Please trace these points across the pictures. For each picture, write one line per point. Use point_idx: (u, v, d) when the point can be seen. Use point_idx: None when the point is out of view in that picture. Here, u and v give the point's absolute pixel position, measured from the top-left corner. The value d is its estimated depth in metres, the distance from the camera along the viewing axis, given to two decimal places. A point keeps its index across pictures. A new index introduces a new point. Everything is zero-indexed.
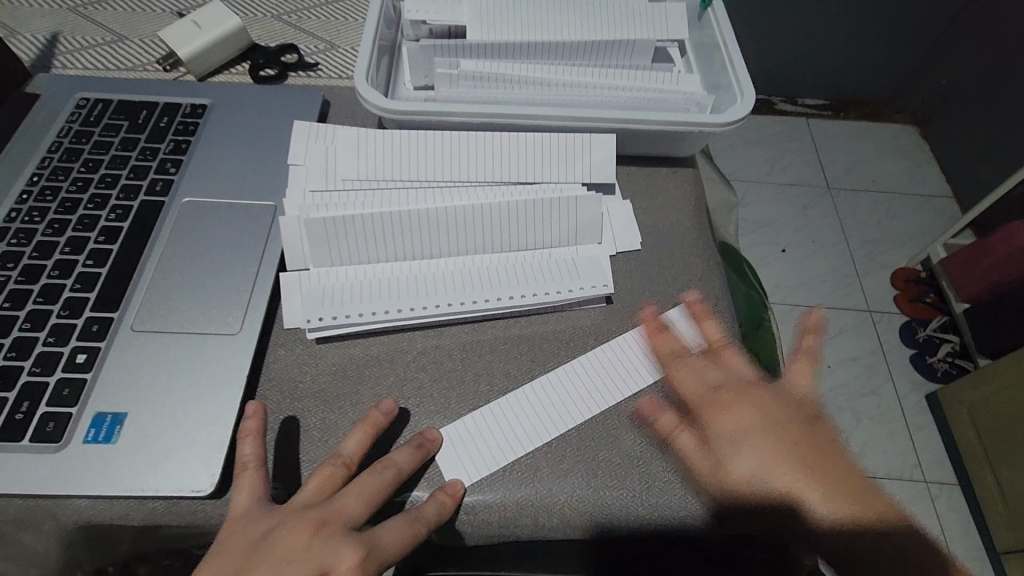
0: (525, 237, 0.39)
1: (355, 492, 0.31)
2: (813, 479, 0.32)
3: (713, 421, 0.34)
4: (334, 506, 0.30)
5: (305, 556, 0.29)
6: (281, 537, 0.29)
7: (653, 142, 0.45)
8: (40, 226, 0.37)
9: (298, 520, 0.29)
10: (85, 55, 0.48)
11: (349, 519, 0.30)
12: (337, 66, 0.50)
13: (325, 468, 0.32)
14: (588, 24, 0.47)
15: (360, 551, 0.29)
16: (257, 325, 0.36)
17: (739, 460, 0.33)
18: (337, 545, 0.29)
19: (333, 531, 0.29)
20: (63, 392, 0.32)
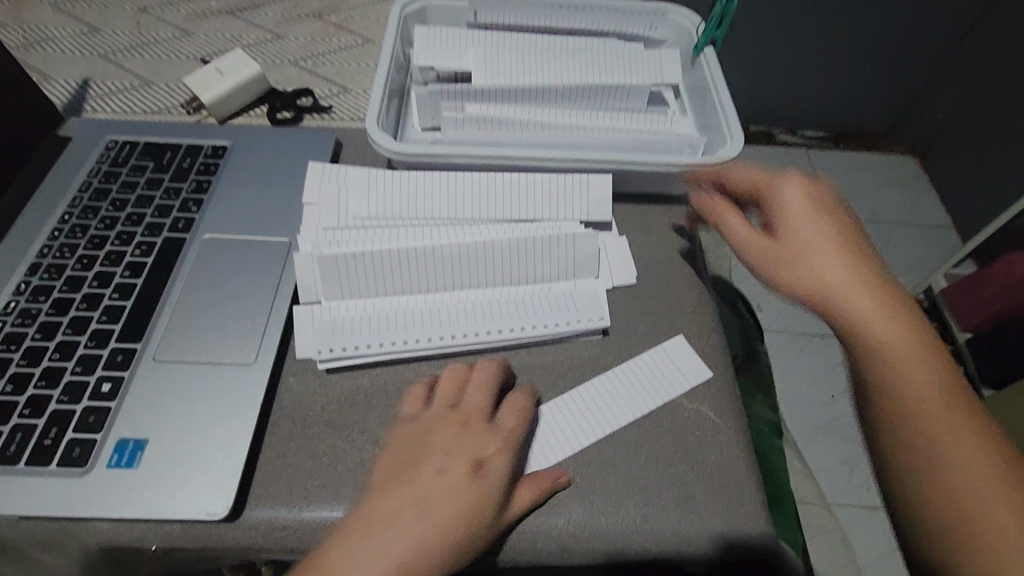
0: (526, 271, 0.42)
1: (477, 389, 0.36)
2: (878, 305, 0.32)
3: (875, 292, 0.33)
4: (466, 407, 0.36)
5: (461, 447, 0.34)
6: (431, 435, 0.35)
7: (648, 181, 0.47)
8: (70, 262, 0.40)
9: (457, 421, 0.35)
10: (114, 100, 0.52)
11: (480, 411, 0.35)
12: (349, 109, 0.53)
13: (448, 377, 0.37)
14: (586, 70, 0.50)
15: (500, 445, 0.34)
16: (271, 355, 0.38)
17: (860, 303, 0.33)
18: (482, 440, 0.34)
19: (474, 425, 0.35)
20: (88, 419, 0.34)
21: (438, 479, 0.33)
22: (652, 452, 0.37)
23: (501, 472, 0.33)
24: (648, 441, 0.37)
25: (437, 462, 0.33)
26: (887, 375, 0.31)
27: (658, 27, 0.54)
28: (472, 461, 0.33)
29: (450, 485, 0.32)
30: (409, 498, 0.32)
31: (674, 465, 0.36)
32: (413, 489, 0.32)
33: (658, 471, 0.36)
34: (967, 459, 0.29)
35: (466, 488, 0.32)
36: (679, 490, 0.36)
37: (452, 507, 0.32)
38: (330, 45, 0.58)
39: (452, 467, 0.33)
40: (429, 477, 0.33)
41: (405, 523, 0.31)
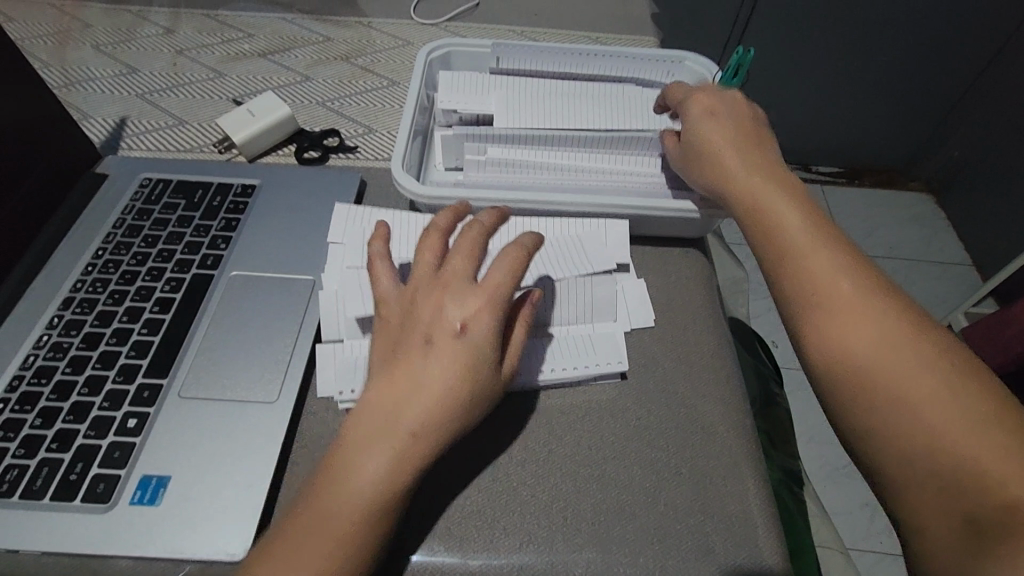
0: (557, 313, 0.42)
1: (459, 254, 0.37)
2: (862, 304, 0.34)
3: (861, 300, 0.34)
4: (450, 271, 0.36)
5: (446, 312, 0.34)
6: (418, 299, 0.35)
7: (665, 225, 0.48)
8: (102, 296, 0.41)
9: (441, 287, 0.35)
10: (149, 138, 0.54)
11: (463, 274, 0.36)
12: (374, 148, 0.54)
13: (430, 237, 0.38)
14: (605, 114, 0.51)
15: (484, 298, 0.34)
16: (293, 393, 0.38)
17: (742, 163, 0.41)
18: (466, 299, 0.34)
19: (457, 286, 0.35)
20: (114, 455, 0.34)
21: (429, 349, 0.33)
22: (670, 501, 0.37)
23: (485, 323, 0.34)
24: (667, 488, 0.37)
25: (432, 339, 0.33)
26: (847, 371, 0.33)
27: (674, 73, 0.55)
28: (455, 327, 0.33)
29: (438, 349, 0.33)
30: (406, 363, 0.33)
31: (694, 514, 0.36)
32: (409, 365, 0.33)
33: (677, 520, 0.36)
34: (851, 320, 0.33)
35: (457, 351, 0.33)
36: (698, 541, 0.35)
37: (450, 373, 0.32)
38: (357, 86, 0.60)
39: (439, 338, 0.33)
40: (420, 349, 0.33)
41: (410, 394, 0.32)
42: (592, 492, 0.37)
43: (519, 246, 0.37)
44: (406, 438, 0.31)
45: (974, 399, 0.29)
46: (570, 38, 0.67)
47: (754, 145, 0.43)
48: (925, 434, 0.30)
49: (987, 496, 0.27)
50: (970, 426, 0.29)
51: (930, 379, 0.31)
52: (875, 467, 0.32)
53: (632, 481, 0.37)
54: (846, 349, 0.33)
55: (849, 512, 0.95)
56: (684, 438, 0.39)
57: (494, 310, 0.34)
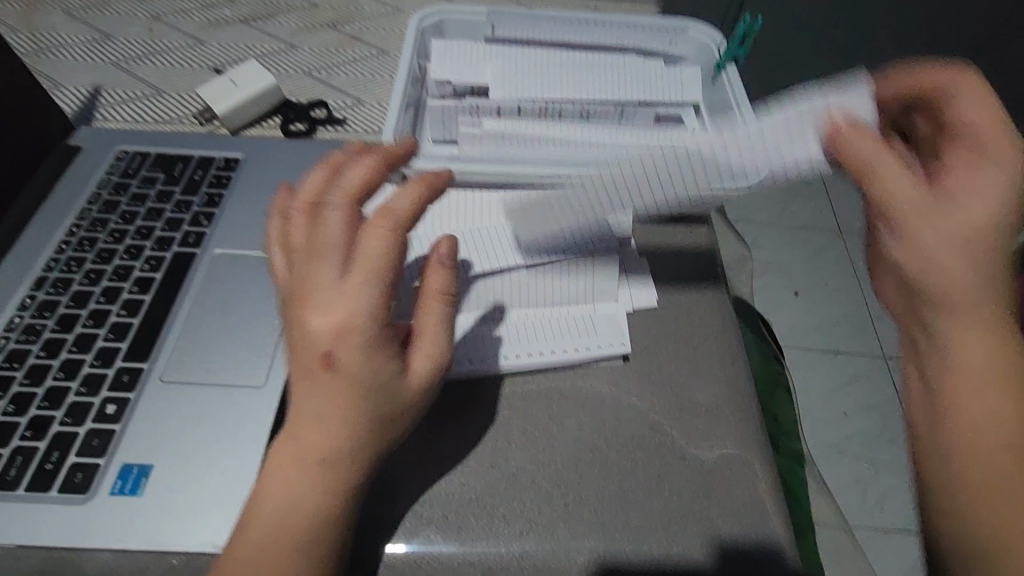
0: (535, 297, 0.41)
1: (316, 251, 0.29)
2: (975, 327, 0.29)
3: (965, 325, 0.29)
4: (311, 274, 0.29)
5: (311, 334, 0.29)
6: (291, 312, 0.30)
7: (669, 202, 0.46)
8: (77, 276, 0.39)
9: (301, 299, 0.29)
10: (125, 109, 0.51)
11: (325, 278, 0.29)
12: (364, 121, 0.52)
13: (300, 224, 0.31)
14: (604, 86, 0.49)
15: (345, 311, 0.28)
16: (281, 376, 0.36)
17: (908, 188, 0.29)
18: (327, 315, 0.28)
19: (317, 298, 0.29)
20: (92, 443, 0.32)
21: (308, 373, 0.29)
22: (675, 485, 0.36)
23: (352, 340, 0.28)
24: (672, 473, 0.36)
25: (307, 364, 0.29)
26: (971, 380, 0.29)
27: (679, 43, 0.52)
28: (321, 353, 0.28)
29: (315, 378, 0.29)
30: (298, 385, 0.29)
31: (699, 499, 0.35)
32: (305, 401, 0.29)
33: (682, 505, 0.35)
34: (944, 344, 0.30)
35: (331, 380, 0.28)
36: (703, 525, 0.34)
37: (332, 401, 0.28)
38: (344, 55, 0.57)
39: (313, 362, 0.29)
40: (302, 375, 0.29)
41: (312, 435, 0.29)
42: (594, 474, 0.36)
43: (381, 225, 0.29)
44: (312, 470, 0.29)
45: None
46: (566, 5, 0.64)
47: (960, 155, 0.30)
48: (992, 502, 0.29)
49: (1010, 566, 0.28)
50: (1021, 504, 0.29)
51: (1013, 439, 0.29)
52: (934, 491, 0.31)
53: (634, 465, 0.36)
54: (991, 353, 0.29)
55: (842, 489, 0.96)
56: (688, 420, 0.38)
57: (361, 319, 0.28)
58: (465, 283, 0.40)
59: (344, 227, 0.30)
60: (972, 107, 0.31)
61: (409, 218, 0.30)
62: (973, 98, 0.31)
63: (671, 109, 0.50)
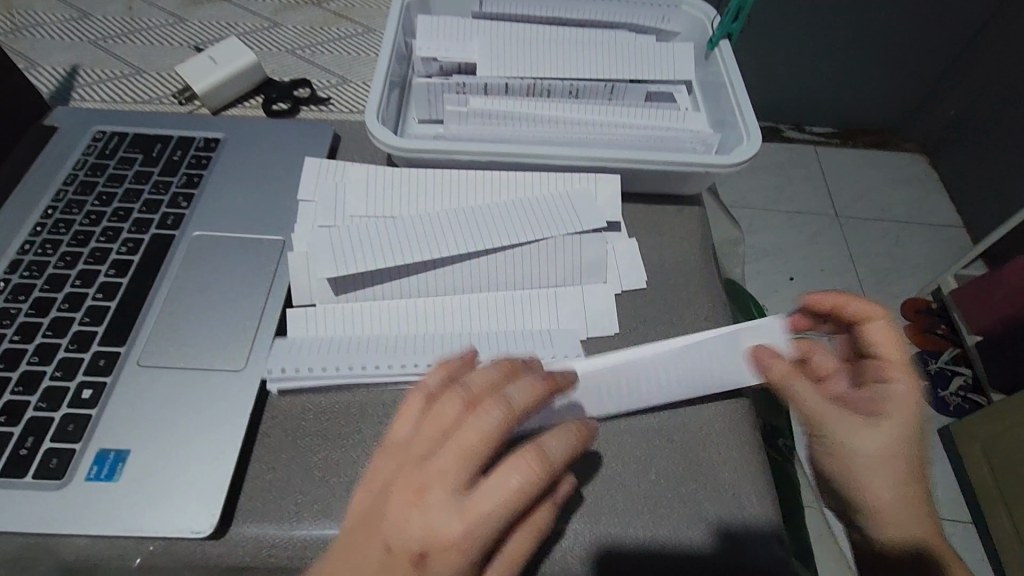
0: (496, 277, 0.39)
1: (473, 435, 0.26)
2: (857, 422, 0.34)
3: (845, 430, 0.34)
4: (438, 465, 0.26)
5: (409, 526, 0.25)
6: (394, 489, 0.26)
7: (660, 181, 0.45)
8: (53, 259, 0.38)
9: (417, 478, 0.26)
10: (103, 88, 0.49)
11: (456, 482, 0.26)
12: (349, 100, 0.51)
13: (451, 401, 0.28)
14: (595, 63, 0.48)
15: (461, 521, 0.25)
16: (262, 360, 0.36)
17: (820, 405, 0.34)
18: (438, 514, 0.25)
19: (439, 494, 0.25)
20: (67, 428, 0.32)
21: (383, 569, 0.25)
22: (662, 468, 0.35)
23: (455, 557, 0.25)
24: (658, 456, 0.35)
25: (382, 552, 0.25)
26: (893, 426, 0.34)
27: (671, 19, 0.51)
28: (421, 544, 0.25)
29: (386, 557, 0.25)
30: (355, 569, 0.25)
31: (685, 483, 0.35)
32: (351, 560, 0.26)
33: (668, 488, 0.34)
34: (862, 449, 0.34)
35: None
36: (689, 508, 0.34)
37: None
38: (329, 33, 0.56)
39: (394, 551, 0.25)
40: (367, 558, 0.25)
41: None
42: (580, 458, 0.35)
43: (535, 458, 0.26)
44: None
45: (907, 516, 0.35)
46: None
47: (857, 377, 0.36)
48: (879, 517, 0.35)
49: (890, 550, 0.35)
50: (904, 516, 0.35)
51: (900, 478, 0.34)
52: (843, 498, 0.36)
53: (620, 449, 0.36)
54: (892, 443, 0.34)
55: None
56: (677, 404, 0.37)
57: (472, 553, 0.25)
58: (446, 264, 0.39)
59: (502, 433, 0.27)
60: (879, 331, 0.35)
61: (558, 462, 0.27)
62: (873, 328, 0.35)
63: (662, 87, 0.49)
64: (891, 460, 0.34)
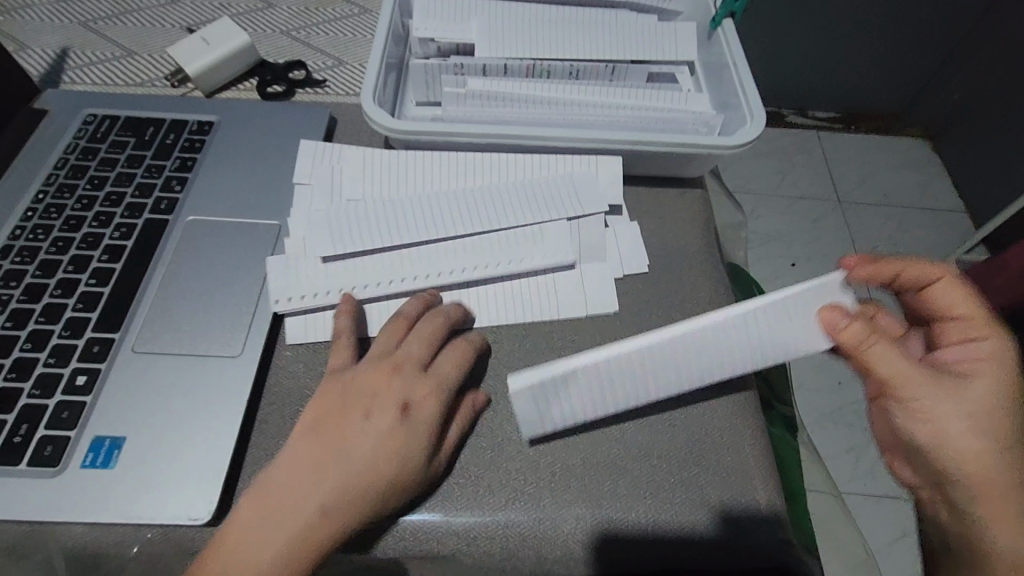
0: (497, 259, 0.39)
1: (418, 338, 0.34)
2: (931, 384, 0.32)
3: (922, 386, 0.32)
4: (403, 352, 0.34)
5: (386, 392, 0.32)
6: (360, 389, 0.33)
7: (662, 164, 0.44)
8: (45, 244, 0.37)
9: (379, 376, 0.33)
10: (94, 71, 0.48)
11: (416, 359, 0.34)
12: (344, 83, 0.50)
13: (397, 320, 0.35)
14: (595, 43, 0.47)
15: (428, 386, 0.33)
16: (258, 347, 0.35)
17: (900, 366, 0.32)
18: (411, 383, 0.33)
19: (406, 371, 0.33)
20: (62, 415, 0.31)
21: (347, 443, 0.31)
22: (664, 453, 0.35)
23: (423, 412, 0.32)
24: (661, 441, 0.35)
25: (346, 436, 0.31)
26: (981, 391, 0.32)
27: None
28: (399, 404, 0.32)
29: (353, 435, 0.31)
30: (331, 450, 0.30)
31: (687, 468, 0.34)
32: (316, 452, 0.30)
33: (670, 474, 0.34)
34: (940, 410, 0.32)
35: (381, 439, 0.31)
36: (691, 494, 0.33)
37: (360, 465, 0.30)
38: (324, 14, 0.54)
39: (374, 415, 0.31)
40: (338, 442, 0.31)
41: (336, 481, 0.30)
42: (581, 444, 0.35)
43: (457, 352, 0.35)
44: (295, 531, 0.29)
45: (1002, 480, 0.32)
46: None
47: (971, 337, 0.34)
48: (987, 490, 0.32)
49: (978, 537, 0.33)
50: (1002, 492, 0.32)
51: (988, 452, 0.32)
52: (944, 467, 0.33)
53: (622, 435, 0.35)
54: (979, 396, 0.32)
55: (834, 457, 0.97)
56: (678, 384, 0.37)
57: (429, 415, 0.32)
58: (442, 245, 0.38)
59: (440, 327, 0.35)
60: (954, 293, 0.35)
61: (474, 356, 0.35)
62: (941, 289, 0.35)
63: (664, 68, 0.47)
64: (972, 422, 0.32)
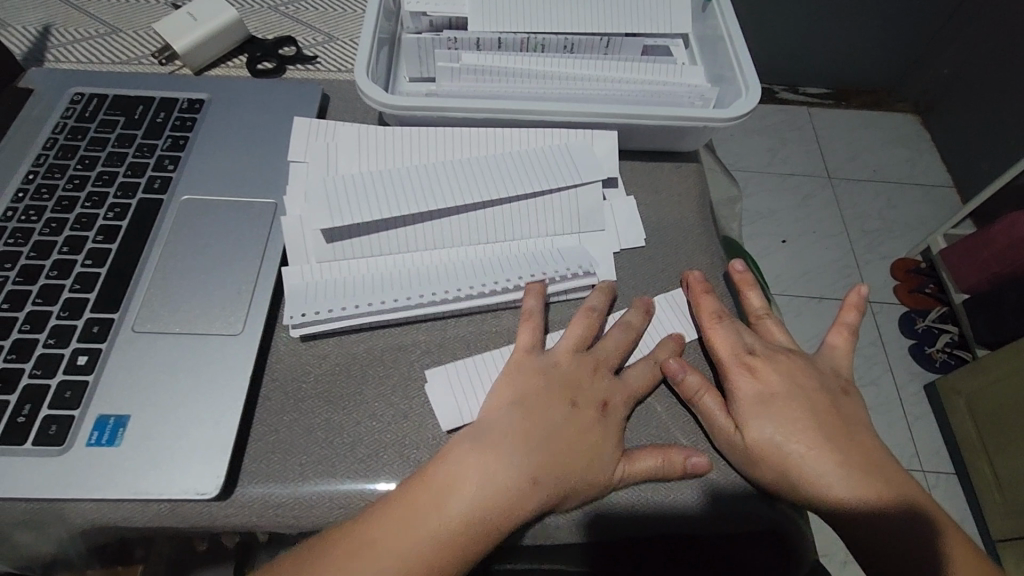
0: (502, 229, 0.39)
1: (585, 332, 0.37)
2: (806, 373, 0.38)
3: (802, 371, 0.38)
4: (602, 354, 0.36)
5: (583, 380, 0.35)
6: (544, 374, 0.35)
7: (657, 137, 0.44)
8: (38, 225, 0.37)
9: (540, 408, 0.33)
10: (78, 49, 0.47)
11: (612, 360, 0.36)
12: (336, 59, 0.49)
13: (575, 332, 0.37)
14: (589, 15, 0.46)
15: (625, 400, 0.35)
16: (259, 325, 0.35)
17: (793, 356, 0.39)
18: (609, 386, 0.35)
19: (606, 372, 0.36)
20: (65, 395, 0.31)
21: (498, 424, 0.33)
22: (662, 422, 0.36)
23: (616, 422, 0.34)
24: (658, 410, 0.36)
25: (585, 399, 0.34)
26: (825, 378, 0.38)
27: None
28: (594, 368, 0.36)
29: (621, 399, 0.35)
30: (554, 396, 0.34)
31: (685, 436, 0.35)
32: (547, 414, 0.33)
33: (670, 441, 0.35)
34: (811, 391, 0.37)
35: (593, 427, 0.33)
36: None
37: (561, 434, 0.33)
38: None
39: (581, 403, 0.34)
40: (564, 408, 0.34)
41: (597, 439, 0.33)
42: None
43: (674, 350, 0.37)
44: (530, 479, 0.31)
45: (893, 486, 0.35)
46: None
47: (837, 328, 0.42)
48: (883, 506, 0.34)
49: (899, 543, 0.34)
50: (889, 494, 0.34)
51: (886, 468, 0.35)
52: (867, 480, 0.34)
53: (621, 404, 0.36)
54: (831, 369, 0.40)
55: None
56: (666, 341, 0.38)
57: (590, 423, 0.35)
58: (436, 219, 0.38)
59: (618, 350, 0.37)
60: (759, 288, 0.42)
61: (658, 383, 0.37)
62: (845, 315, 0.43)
63: (659, 41, 0.48)
64: (772, 401, 0.36)
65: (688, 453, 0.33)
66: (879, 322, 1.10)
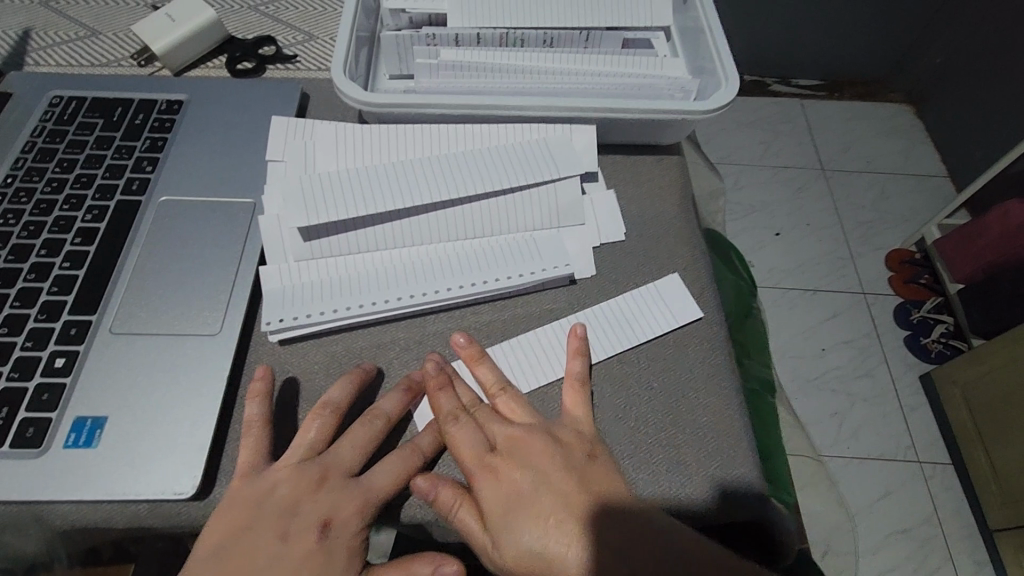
0: (480, 225, 0.39)
1: (321, 435, 0.33)
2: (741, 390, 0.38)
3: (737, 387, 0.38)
4: (329, 460, 0.32)
5: (300, 496, 0.31)
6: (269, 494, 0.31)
7: (637, 130, 0.44)
8: (16, 228, 0.37)
9: (251, 538, 0.30)
10: (57, 52, 0.47)
11: (343, 465, 0.32)
12: (316, 58, 0.49)
13: (305, 433, 0.33)
14: (567, 10, 0.46)
15: (359, 508, 0.31)
16: (237, 325, 0.35)
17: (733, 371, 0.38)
18: (336, 497, 0.31)
19: (332, 481, 0.32)
20: (42, 397, 0.31)
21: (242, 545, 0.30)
22: (642, 415, 0.35)
23: (350, 538, 0.31)
24: (637, 403, 0.36)
25: (300, 525, 0.31)
26: None
27: None
28: (315, 478, 0.32)
29: (352, 508, 0.31)
30: (277, 518, 0.30)
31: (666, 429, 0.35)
32: (259, 541, 0.30)
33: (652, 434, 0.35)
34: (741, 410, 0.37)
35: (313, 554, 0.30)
36: (672, 452, 0.34)
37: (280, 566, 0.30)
38: None
39: (293, 529, 0.30)
40: (268, 540, 0.30)
41: (319, 566, 0.30)
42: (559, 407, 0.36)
43: (433, 438, 0.34)
44: None
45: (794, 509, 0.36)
46: None
47: None
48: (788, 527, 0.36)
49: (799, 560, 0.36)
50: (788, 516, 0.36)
51: None
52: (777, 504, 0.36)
53: (600, 398, 0.36)
54: None
55: (822, 419, 0.99)
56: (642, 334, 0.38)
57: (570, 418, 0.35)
58: (414, 216, 0.38)
59: (344, 450, 0.33)
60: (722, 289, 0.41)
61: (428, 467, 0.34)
62: None
63: (639, 34, 0.47)
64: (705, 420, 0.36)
65: (436, 561, 0.30)
66: (873, 313, 1.09)
